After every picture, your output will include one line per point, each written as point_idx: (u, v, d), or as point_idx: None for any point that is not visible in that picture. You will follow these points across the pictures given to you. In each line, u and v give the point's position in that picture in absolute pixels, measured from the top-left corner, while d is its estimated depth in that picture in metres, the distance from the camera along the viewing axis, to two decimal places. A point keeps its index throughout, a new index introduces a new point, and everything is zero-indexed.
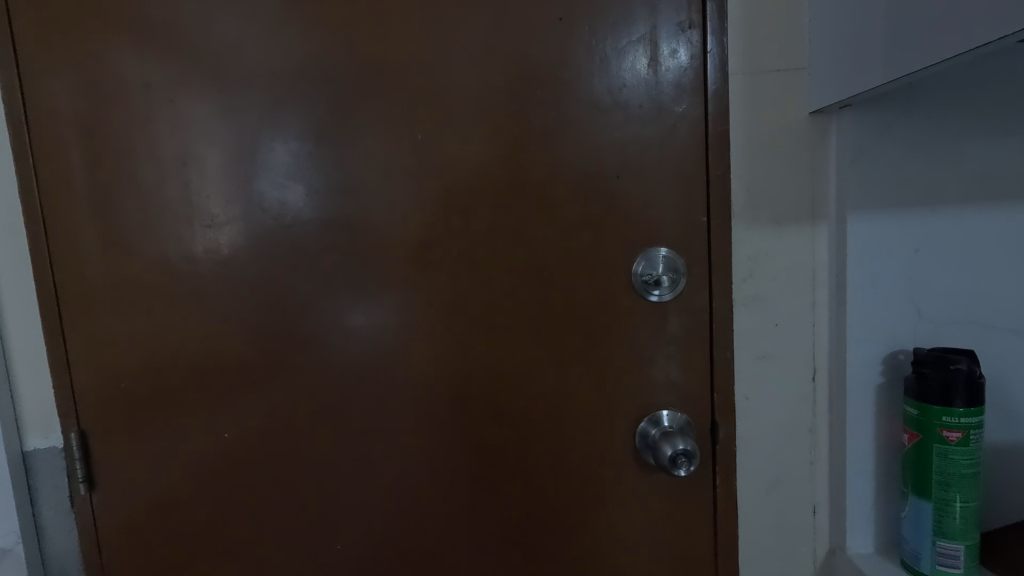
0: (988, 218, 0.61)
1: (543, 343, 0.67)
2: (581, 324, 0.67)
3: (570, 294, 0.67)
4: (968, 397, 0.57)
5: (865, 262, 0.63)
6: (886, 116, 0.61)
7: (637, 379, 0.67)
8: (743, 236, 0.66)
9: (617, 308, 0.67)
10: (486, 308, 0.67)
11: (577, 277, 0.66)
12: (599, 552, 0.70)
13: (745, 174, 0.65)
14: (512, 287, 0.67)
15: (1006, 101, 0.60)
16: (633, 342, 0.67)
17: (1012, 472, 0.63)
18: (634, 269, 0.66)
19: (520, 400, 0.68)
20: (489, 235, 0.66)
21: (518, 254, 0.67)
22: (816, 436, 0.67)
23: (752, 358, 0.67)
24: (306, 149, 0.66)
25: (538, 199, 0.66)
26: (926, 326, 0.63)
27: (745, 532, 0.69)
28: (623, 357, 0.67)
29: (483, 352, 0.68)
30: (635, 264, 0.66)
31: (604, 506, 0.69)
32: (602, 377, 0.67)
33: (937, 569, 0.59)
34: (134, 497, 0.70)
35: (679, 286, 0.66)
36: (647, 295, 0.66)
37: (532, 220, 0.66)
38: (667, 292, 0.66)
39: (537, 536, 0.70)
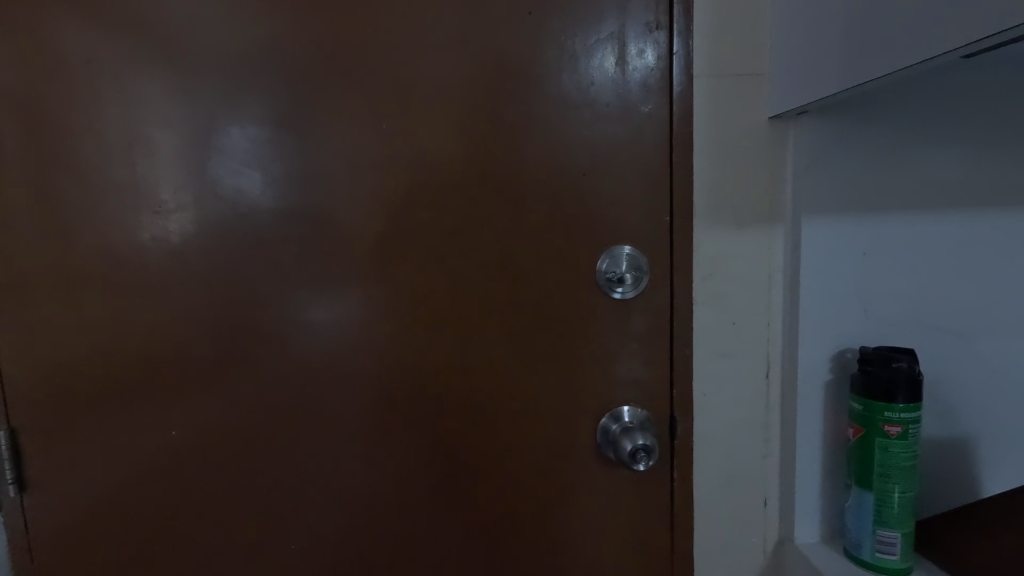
0: (931, 224, 0.65)
1: (508, 339, 0.67)
2: (546, 320, 0.67)
3: (535, 290, 0.67)
4: (908, 393, 0.60)
5: (818, 264, 0.65)
6: (840, 124, 0.64)
7: (600, 375, 0.68)
8: (704, 236, 0.67)
9: (581, 304, 0.67)
10: (450, 303, 0.67)
11: (543, 273, 0.66)
12: (559, 546, 0.70)
13: (707, 175, 0.67)
14: (477, 282, 0.66)
15: (950, 113, 0.63)
16: (597, 339, 0.67)
17: (945, 464, 0.67)
18: (598, 266, 0.66)
19: (484, 395, 0.68)
20: (455, 228, 0.66)
21: (484, 249, 0.66)
22: (770, 431, 0.70)
23: (711, 355, 0.69)
24: (264, 135, 0.63)
25: (505, 193, 0.65)
26: (873, 325, 0.66)
27: (699, 524, 0.71)
28: (587, 354, 0.68)
29: (448, 347, 0.67)
30: (599, 262, 0.66)
31: (566, 502, 0.70)
32: (566, 373, 0.68)
33: (876, 556, 0.62)
34: (71, 498, 0.66)
35: (641, 284, 0.67)
36: (610, 292, 0.67)
37: (498, 215, 0.66)
38: (630, 289, 0.67)
39: (498, 531, 0.70)
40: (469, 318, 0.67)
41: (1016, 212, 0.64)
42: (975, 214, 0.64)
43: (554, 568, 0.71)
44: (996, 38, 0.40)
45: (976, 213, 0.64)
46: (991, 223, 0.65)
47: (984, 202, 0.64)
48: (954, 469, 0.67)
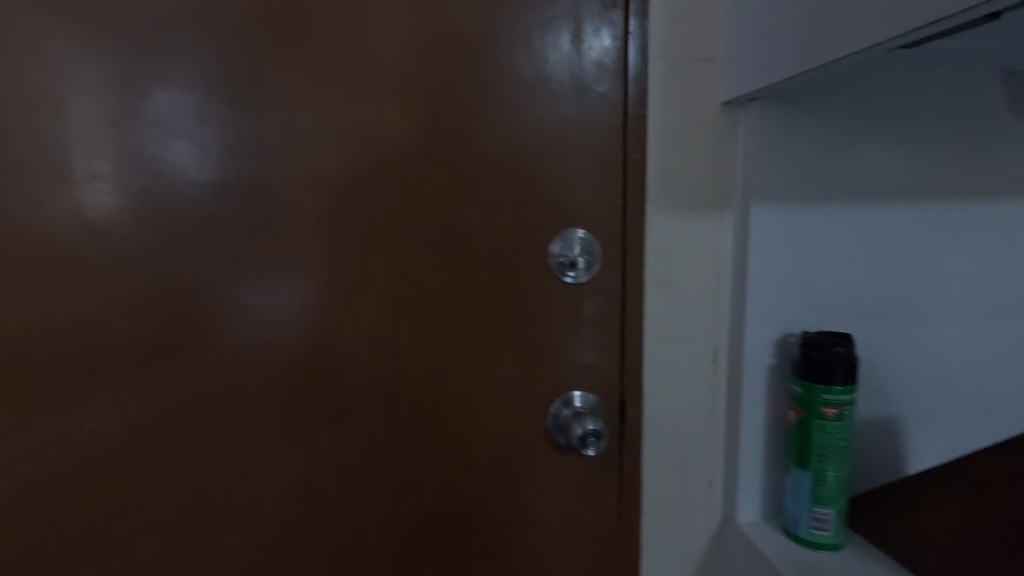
0: (871, 213, 0.67)
1: (460, 325, 0.65)
2: (497, 304, 0.65)
3: (487, 273, 0.65)
4: (845, 376, 0.62)
5: (765, 250, 0.66)
6: (788, 113, 0.65)
7: (552, 360, 0.67)
8: (656, 221, 0.67)
9: (533, 289, 0.66)
10: (398, 285, 0.64)
11: (494, 256, 0.65)
12: (509, 533, 0.70)
13: (660, 159, 0.67)
14: (428, 266, 0.64)
15: (891, 106, 0.65)
16: (549, 323, 0.66)
17: (876, 444, 0.70)
18: (551, 249, 0.65)
19: (434, 382, 0.66)
20: (404, 209, 0.63)
21: (435, 231, 0.63)
22: (715, 414, 0.71)
23: (661, 340, 0.69)
24: (192, 101, 0.58)
25: (457, 172, 0.63)
26: (815, 311, 0.68)
27: (647, 506, 0.72)
28: (539, 340, 0.67)
29: (397, 333, 0.64)
30: (551, 245, 0.65)
31: (516, 489, 0.69)
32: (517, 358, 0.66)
33: (812, 533, 0.65)
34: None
35: (594, 269, 0.66)
36: (562, 276, 0.66)
37: (450, 196, 0.63)
38: (582, 274, 0.66)
39: (446, 520, 0.68)
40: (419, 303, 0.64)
41: (947, 203, 0.67)
42: (911, 205, 0.67)
43: (503, 556, 0.70)
44: (939, 25, 0.41)
45: (912, 203, 0.67)
46: (925, 213, 0.67)
47: (919, 193, 0.67)
48: (885, 449, 0.70)
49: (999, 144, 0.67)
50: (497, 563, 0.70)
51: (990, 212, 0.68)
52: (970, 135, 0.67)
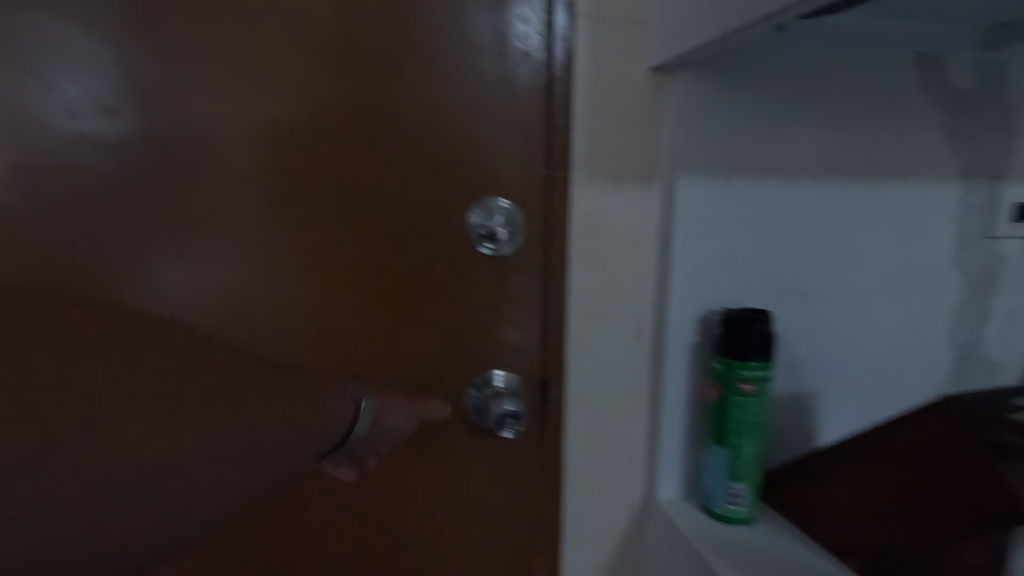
0: (794, 190, 0.66)
1: (371, 296, 0.62)
2: (420, 271, 0.62)
3: (404, 241, 0.61)
4: (762, 352, 0.62)
5: (690, 225, 0.64)
6: (718, 81, 0.62)
7: (470, 336, 0.64)
8: (582, 192, 0.64)
9: (451, 260, 0.62)
10: (319, 239, 0.60)
11: (411, 223, 0.61)
12: (425, 514, 0.67)
13: (587, 126, 0.63)
14: (337, 231, 0.60)
15: (816, 81, 0.65)
16: (467, 298, 0.63)
17: (790, 419, 0.71)
18: (472, 216, 0.62)
19: (343, 359, 0.62)
20: (309, 169, 0.59)
21: (344, 194, 0.60)
22: (639, 392, 0.70)
23: (585, 316, 0.66)
24: (61, 38, 0.52)
25: (367, 133, 0.59)
26: (738, 288, 0.67)
27: (570, 488, 0.70)
28: (457, 315, 0.63)
29: (304, 303, 0.61)
30: (468, 216, 0.62)
31: (432, 467, 0.66)
32: (433, 333, 0.63)
33: (727, 508, 0.65)
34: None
35: (514, 244, 0.62)
36: (478, 245, 0.62)
37: (361, 157, 0.59)
38: (499, 248, 0.62)
39: (359, 498, 0.66)
40: (327, 271, 0.61)
41: (863, 182, 0.68)
42: (831, 183, 0.67)
43: (419, 537, 0.67)
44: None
45: (832, 181, 0.67)
46: (843, 191, 0.68)
47: (839, 171, 0.67)
48: (798, 423, 0.72)
49: (910, 126, 0.69)
50: (412, 543, 0.67)
51: (899, 192, 0.70)
52: (886, 115, 0.67)
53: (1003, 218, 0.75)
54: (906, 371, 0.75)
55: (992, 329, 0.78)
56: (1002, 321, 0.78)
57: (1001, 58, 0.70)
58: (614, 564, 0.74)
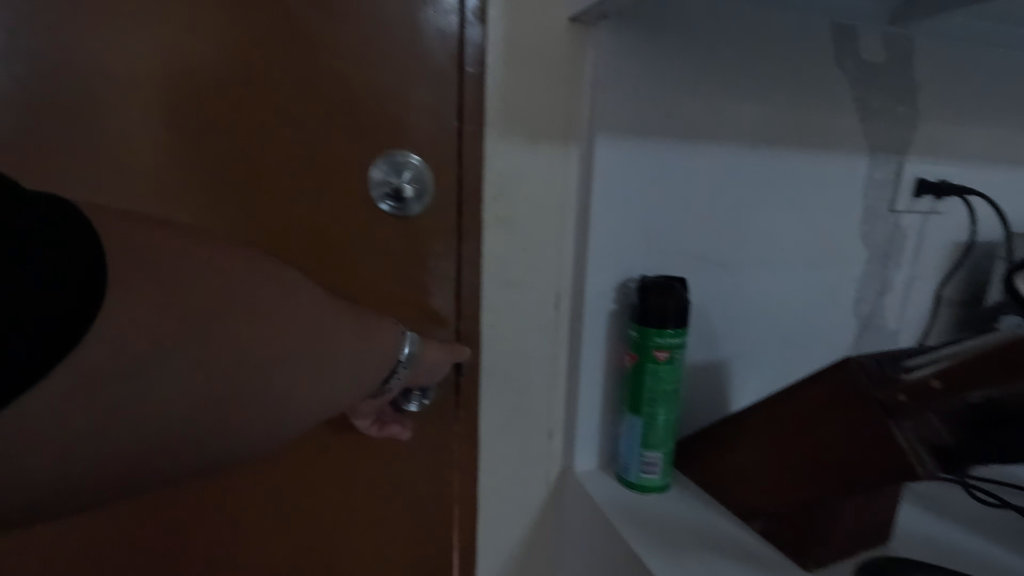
0: (712, 156, 0.65)
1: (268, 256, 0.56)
2: (327, 224, 0.57)
3: (305, 193, 0.56)
4: (677, 319, 0.61)
5: (609, 188, 0.62)
6: (637, 36, 0.59)
7: (375, 302, 0.60)
8: (496, 149, 0.60)
9: (354, 219, 0.58)
10: (218, 183, 0.54)
11: (314, 172, 0.56)
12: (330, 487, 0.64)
13: (501, 78, 0.58)
14: (225, 183, 0.54)
15: (735, 44, 0.63)
16: (371, 261, 0.59)
17: (704, 385, 0.72)
18: (377, 166, 0.57)
19: None
20: (187, 112, 0.52)
21: (231, 141, 0.54)
22: (557, 362, 0.68)
23: (501, 283, 0.63)
24: None
25: (252, 73, 0.53)
26: (656, 255, 0.66)
27: (485, 462, 0.68)
28: (361, 279, 0.59)
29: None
30: (373, 167, 0.57)
31: (337, 439, 0.63)
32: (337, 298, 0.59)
33: (640, 477, 0.64)
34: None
35: (419, 204, 0.58)
36: (380, 200, 0.57)
37: (248, 101, 0.53)
38: (402, 206, 0.58)
39: (257, 472, 0.62)
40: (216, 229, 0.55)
41: (777, 151, 0.69)
42: (747, 150, 0.67)
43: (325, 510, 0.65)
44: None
45: (749, 148, 0.67)
46: (758, 159, 0.68)
47: (755, 138, 0.67)
48: (711, 389, 0.73)
49: (823, 96, 0.70)
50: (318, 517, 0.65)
51: (809, 162, 0.71)
52: (800, 84, 0.68)
53: (905, 192, 0.78)
54: (811, 338, 0.78)
55: (890, 299, 0.82)
56: (900, 292, 0.82)
57: (908, 33, 0.72)
58: (532, 537, 0.72)
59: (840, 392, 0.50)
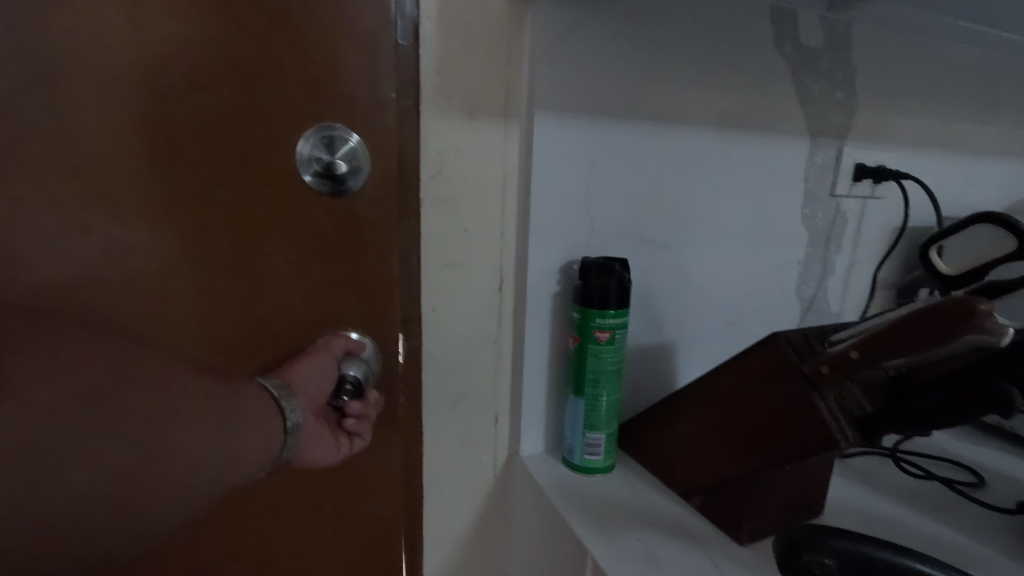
0: (654, 137, 0.66)
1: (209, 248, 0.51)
2: (263, 195, 0.52)
3: (231, 165, 0.50)
4: (618, 300, 0.60)
5: (550, 167, 0.61)
6: (575, 13, 0.58)
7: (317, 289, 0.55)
8: (434, 127, 0.59)
9: (281, 196, 0.52)
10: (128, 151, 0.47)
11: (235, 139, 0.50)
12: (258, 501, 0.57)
13: (437, 52, 0.57)
14: (155, 162, 0.48)
15: (675, 24, 0.63)
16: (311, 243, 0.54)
17: (648, 367, 0.73)
18: (310, 136, 0.52)
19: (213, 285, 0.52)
20: (91, 81, 0.45)
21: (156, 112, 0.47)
22: (501, 344, 0.67)
23: (441, 265, 0.62)
24: None
25: (168, 36, 0.46)
26: (599, 236, 0.66)
27: (431, 448, 0.66)
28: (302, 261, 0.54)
29: (118, 260, 0.48)
30: (303, 139, 0.51)
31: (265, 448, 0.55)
32: (280, 287, 0.54)
33: (585, 459, 0.64)
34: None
35: (349, 186, 0.54)
36: (306, 172, 0.52)
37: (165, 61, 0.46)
38: (329, 184, 0.53)
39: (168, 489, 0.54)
40: (148, 219, 0.49)
41: (718, 133, 0.69)
42: (689, 131, 0.67)
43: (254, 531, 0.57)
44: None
45: (690, 130, 0.67)
46: (700, 141, 0.68)
47: (696, 120, 0.67)
48: (655, 371, 0.73)
49: (764, 79, 0.70)
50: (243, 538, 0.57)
51: (751, 145, 0.72)
52: (741, 66, 0.68)
53: (845, 177, 0.80)
54: (755, 320, 0.79)
55: (832, 282, 0.84)
56: (841, 275, 0.84)
57: (842, 19, 0.74)
58: (480, 523, 0.72)
59: (778, 363, 0.50)
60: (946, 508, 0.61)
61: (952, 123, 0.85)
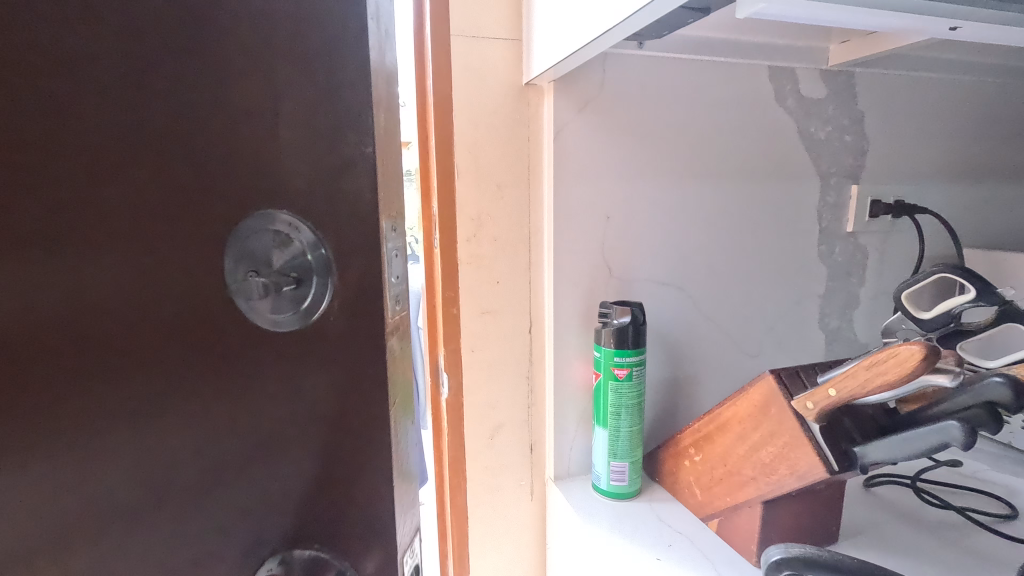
0: (665, 192, 0.73)
1: (197, 429, 0.33)
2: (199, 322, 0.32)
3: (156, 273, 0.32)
4: (635, 341, 0.67)
5: (568, 225, 0.70)
6: (583, 94, 0.68)
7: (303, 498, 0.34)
8: (466, 198, 0.69)
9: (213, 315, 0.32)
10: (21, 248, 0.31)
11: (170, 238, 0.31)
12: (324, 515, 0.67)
13: (467, 137, 0.68)
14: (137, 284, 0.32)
15: (677, 93, 0.71)
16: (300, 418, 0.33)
17: (670, 399, 0.78)
18: (263, 229, 0.31)
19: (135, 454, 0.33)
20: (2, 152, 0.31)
21: (151, 216, 0.31)
22: (533, 381, 0.75)
23: (477, 312, 0.72)
24: None
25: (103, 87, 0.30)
26: (618, 282, 0.73)
27: (473, 473, 0.75)
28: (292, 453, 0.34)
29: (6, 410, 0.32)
30: (298, 220, 0.31)
31: None
32: (270, 494, 0.34)
33: (611, 484, 0.70)
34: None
35: (290, 318, 0.32)
36: (237, 278, 0.32)
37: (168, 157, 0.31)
38: (263, 305, 0.32)
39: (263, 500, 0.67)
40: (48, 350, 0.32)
41: (726, 183, 0.76)
42: (698, 183, 0.74)
43: None
44: (639, 15, 0.44)
45: (698, 182, 0.74)
46: (709, 191, 0.75)
47: (703, 173, 0.74)
48: (678, 403, 0.79)
49: (767, 132, 0.76)
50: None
51: (759, 191, 0.78)
52: (743, 122, 0.75)
53: (861, 213, 0.83)
54: (777, 351, 0.83)
55: (858, 312, 0.87)
56: (867, 306, 0.87)
57: (844, 69, 0.79)
58: (520, 542, 0.79)
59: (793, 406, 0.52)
60: (968, 537, 0.62)
61: (971, 153, 0.87)
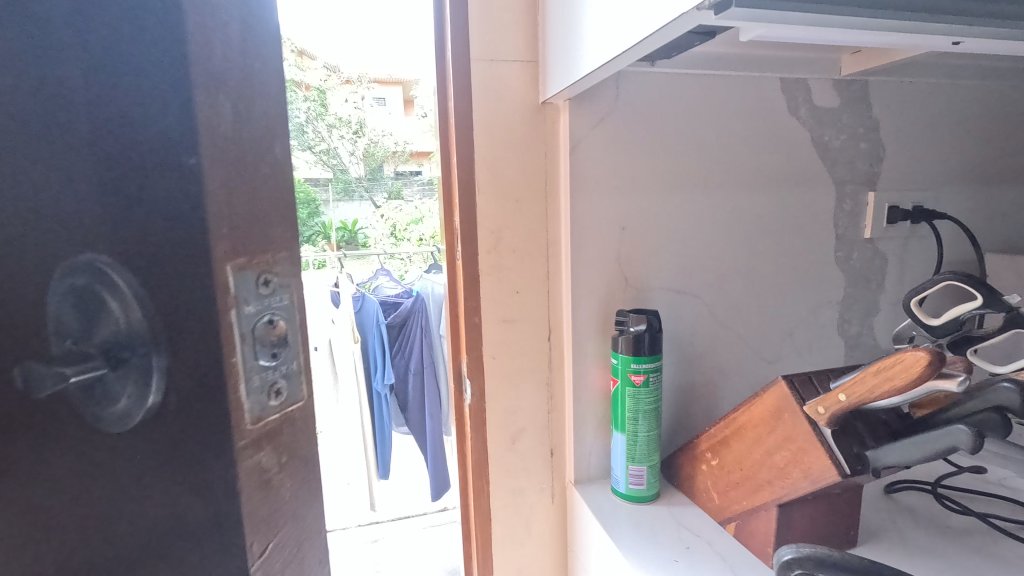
0: (680, 202, 0.75)
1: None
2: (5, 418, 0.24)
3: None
4: (651, 348, 0.69)
5: (585, 236, 0.72)
6: (598, 111, 0.70)
7: None
8: (487, 211, 0.72)
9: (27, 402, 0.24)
10: None
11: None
12: None
13: (487, 154, 0.71)
14: None
15: (690, 107, 0.73)
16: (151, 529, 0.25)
17: (688, 405, 0.80)
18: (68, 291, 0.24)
19: None
20: None
21: None
22: (553, 388, 0.77)
23: (498, 321, 0.75)
24: None
25: None
26: (635, 291, 0.75)
27: (496, 477, 0.78)
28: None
29: None
30: (122, 274, 0.23)
31: None
32: None
33: (630, 487, 0.72)
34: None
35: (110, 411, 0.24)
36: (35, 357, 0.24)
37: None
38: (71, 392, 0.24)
39: None
40: None
41: (741, 192, 0.78)
42: (713, 193, 0.76)
43: None
44: (646, 41, 0.47)
45: (713, 192, 0.76)
46: (724, 200, 0.77)
47: (718, 184, 0.76)
48: (696, 409, 0.80)
49: (781, 141, 0.78)
50: None
51: (775, 200, 0.79)
52: (756, 134, 0.77)
53: (878, 219, 0.83)
54: (795, 357, 0.84)
55: (879, 318, 0.87)
56: (887, 311, 0.87)
57: (858, 78, 0.80)
58: (542, 544, 0.81)
59: (805, 412, 0.54)
60: (991, 542, 0.62)
61: (987, 158, 0.87)
